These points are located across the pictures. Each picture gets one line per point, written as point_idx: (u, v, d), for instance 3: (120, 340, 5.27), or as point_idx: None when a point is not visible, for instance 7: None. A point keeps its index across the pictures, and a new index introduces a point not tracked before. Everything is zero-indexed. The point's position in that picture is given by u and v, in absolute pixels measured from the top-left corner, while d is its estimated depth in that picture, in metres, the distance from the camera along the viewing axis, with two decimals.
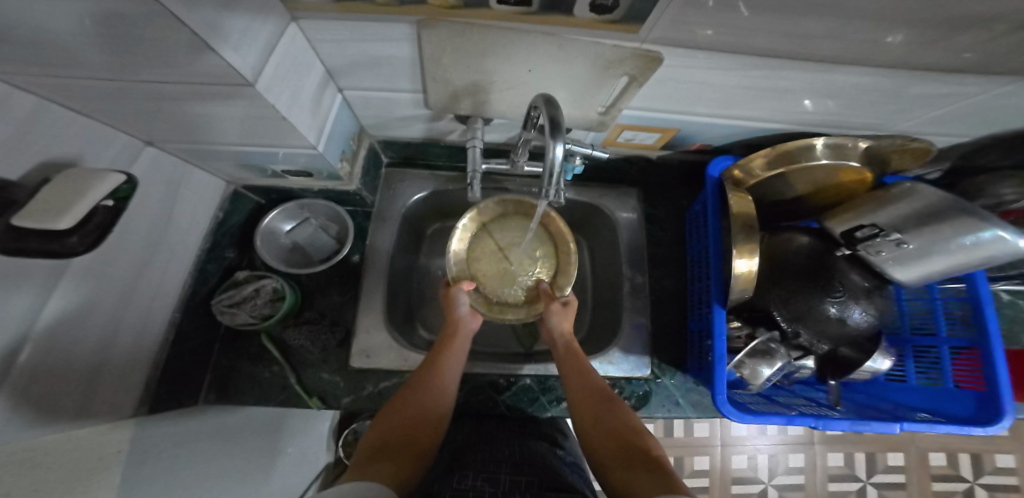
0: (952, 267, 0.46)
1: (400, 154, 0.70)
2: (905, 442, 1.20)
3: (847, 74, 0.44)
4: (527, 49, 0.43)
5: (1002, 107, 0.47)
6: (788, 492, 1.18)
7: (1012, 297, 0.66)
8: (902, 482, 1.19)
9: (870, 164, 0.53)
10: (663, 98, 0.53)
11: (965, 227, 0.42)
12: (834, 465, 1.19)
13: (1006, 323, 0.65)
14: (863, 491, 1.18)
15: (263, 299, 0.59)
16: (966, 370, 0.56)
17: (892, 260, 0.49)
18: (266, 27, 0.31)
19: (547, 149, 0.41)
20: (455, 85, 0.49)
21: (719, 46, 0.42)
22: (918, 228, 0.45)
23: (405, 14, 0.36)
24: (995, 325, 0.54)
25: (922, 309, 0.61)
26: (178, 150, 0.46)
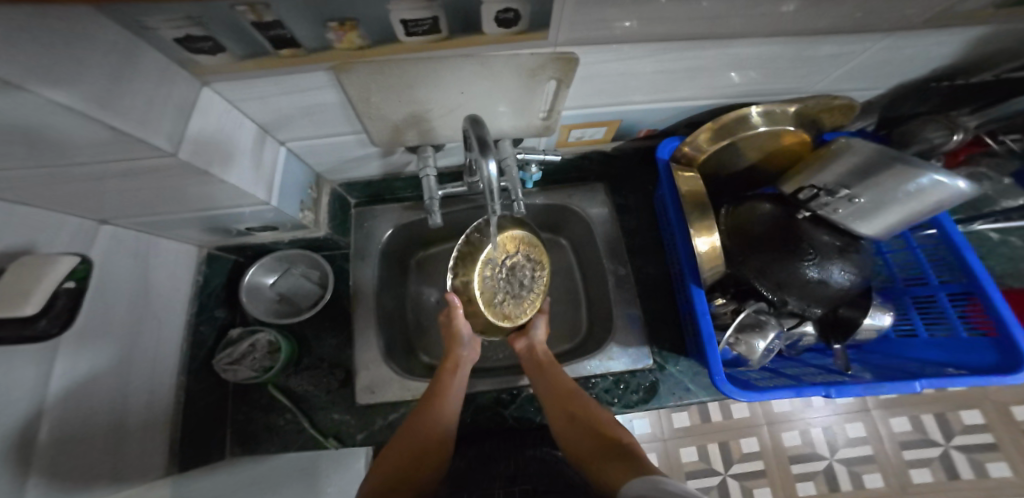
0: (910, 215, 0.45)
1: (367, 192, 0.72)
2: (977, 398, 1.13)
3: (751, 46, 0.44)
4: (454, 73, 0.45)
5: (934, 55, 0.47)
6: (858, 466, 1.11)
7: (1003, 236, 0.62)
8: (993, 443, 1.10)
9: (805, 127, 0.55)
10: (596, 93, 0.55)
11: (902, 173, 0.41)
12: (901, 431, 1.12)
13: (1008, 264, 0.60)
14: (947, 456, 1.09)
15: (261, 352, 0.62)
16: (975, 316, 0.48)
17: (852, 215, 0.48)
18: (174, 93, 0.33)
19: (481, 167, 0.42)
20: (393, 119, 0.51)
21: (627, 37, 0.43)
22: (864, 180, 0.44)
23: (318, 63, 0.37)
24: (982, 266, 0.47)
25: (909, 258, 0.56)
26: (134, 223, 0.48)
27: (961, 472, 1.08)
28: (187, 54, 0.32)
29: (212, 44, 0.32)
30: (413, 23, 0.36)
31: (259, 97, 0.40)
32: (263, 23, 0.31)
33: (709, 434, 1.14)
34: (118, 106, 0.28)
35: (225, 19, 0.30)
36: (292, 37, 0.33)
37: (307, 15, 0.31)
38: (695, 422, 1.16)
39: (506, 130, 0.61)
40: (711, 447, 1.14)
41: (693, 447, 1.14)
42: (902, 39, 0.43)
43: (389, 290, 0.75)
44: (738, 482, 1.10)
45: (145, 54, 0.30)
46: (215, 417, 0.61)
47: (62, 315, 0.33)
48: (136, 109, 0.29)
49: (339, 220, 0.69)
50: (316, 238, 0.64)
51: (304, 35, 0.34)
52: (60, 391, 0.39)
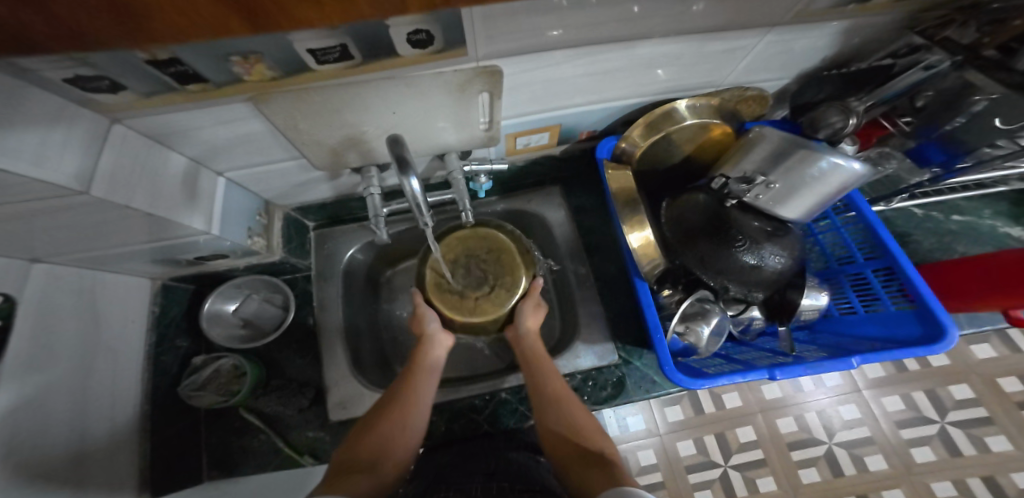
0: (823, 197, 0.47)
1: (325, 214, 0.73)
2: (964, 371, 1.13)
3: (654, 46, 0.46)
4: (380, 95, 0.47)
5: (830, 46, 0.49)
6: (857, 448, 1.10)
7: (925, 211, 0.65)
8: (986, 416, 1.10)
9: (729, 119, 0.57)
10: (527, 101, 0.57)
11: (805, 159, 0.44)
12: (895, 410, 1.12)
13: (937, 238, 0.63)
14: (944, 433, 1.09)
15: (226, 377, 0.64)
16: (897, 289, 0.50)
17: (772, 201, 0.50)
18: (77, 132, 0.34)
19: (405, 185, 0.43)
20: (330, 143, 0.52)
21: (530, 48, 0.45)
22: (776, 167, 0.47)
23: (232, 95, 0.39)
24: (894, 242, 0.49)
25: (836, 238, 0.58)
26: (72, 260, 0.49)
27: (964, 448, 1.07)
28: (84, 94, 0.33)
29: (109, 83, 0.33)
30: (322, 51, 0.38)
31: (182, 130, 0.42)
32: (158, 61, 0.32)
33: (704, 426, 1.15)
34: (7, 149, 0.28)
35: (116, 62, 0.31)
36: (196, 73, 0.35)
37: (207, 51, 0.33)
38: (688, 415, 1.16)
39: (454, 142, 0.63)
40: (708, 439, 1.13)
41: (689, 440, 1.14)
42: (783, 33, 0.45)
43: (358, 308, 0.76)
44: (740, 473, 1.10)
45: (31, 94, 0.31)
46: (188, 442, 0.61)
47: None
48: (27, 151, 0.29)
49: (298, 243, 0.71)
50: (273, 262, 0.66)
51: (209, 71, 0.35)
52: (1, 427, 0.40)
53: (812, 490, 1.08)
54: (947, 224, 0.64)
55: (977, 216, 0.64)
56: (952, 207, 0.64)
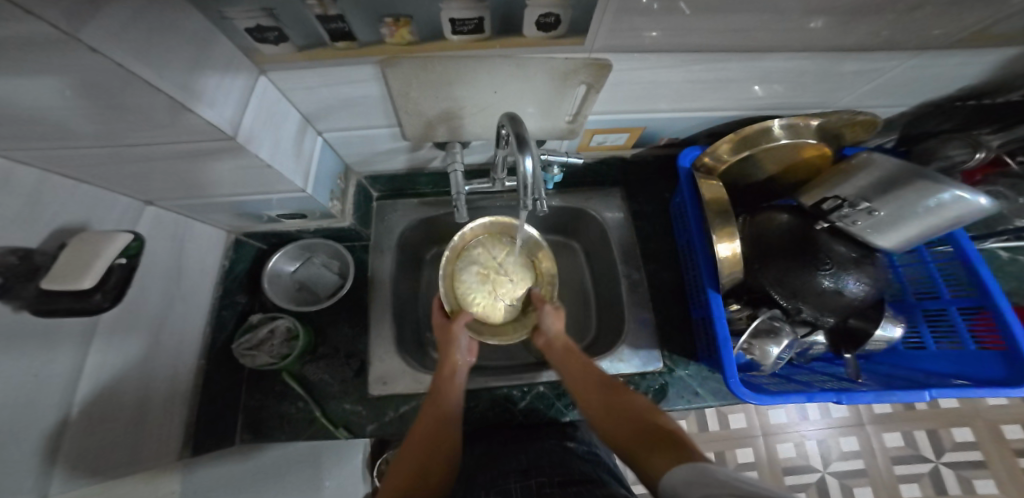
0: (929, 226, 0.47)
1: (390, 185, 0.71)
2: (969, 416, 1.14)
3: (781, 60, 0.46)
4: (490, 73, 0.45)
5: (929, 78, 0.51)
6: (849, 479, 1.11)
7: (1011, 254, 0.65)
8: (980, 460, 1.11)
9: (827, 141, 0.57)
10: (625, 99, 0.56)
11: (926, 190, 0.44)
12: (894, 446, 1.13)
13: (1017, 282, 0.64)
14: (936, 472, 1.10)
15: (279, 340, 0.59)
16: (982, 330, 0.50)
17: (869, 228, 0.50)
18: (239, 81, 0.35)
19: (519, 163, 0.43)
20: (427, 115, 0.51)
21: (663, 46, 0.44)
22: (885, 195, 0.47)
23: (367, 56, 0.39)
24: (995, 283, 0.49)
25: (920, 272, 0.58)
26: (177, 206, 0.48)
27: (949, 488, 1.09)
28: (253, 44, 0.35)
29: (278, 34, 0.34)
30: (460, 21, 0.37)
31: (309, 87, 0.41)
32: (327, 17, 0.33)
33: (707, 443, 1.15)
34: (180, 81, 0.28)
35: (295, 11, 0.33)
36: (349, 29, 0.36)
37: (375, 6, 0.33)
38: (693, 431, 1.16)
39: (531, 130, 0.61)
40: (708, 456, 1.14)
41: None
42: (930, 58, 0.47)
43: (408, 286, 0.74)
44: None
45: (218, 41, 0.33)
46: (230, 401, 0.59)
47: (115, 289, 0.33)
48: (178, 76, 0.28)
49: (364, 211, 0.69)
50: (342, 228, 0.64)
51: (361, 30, 0.36)
52: (99, 354, 0.39)
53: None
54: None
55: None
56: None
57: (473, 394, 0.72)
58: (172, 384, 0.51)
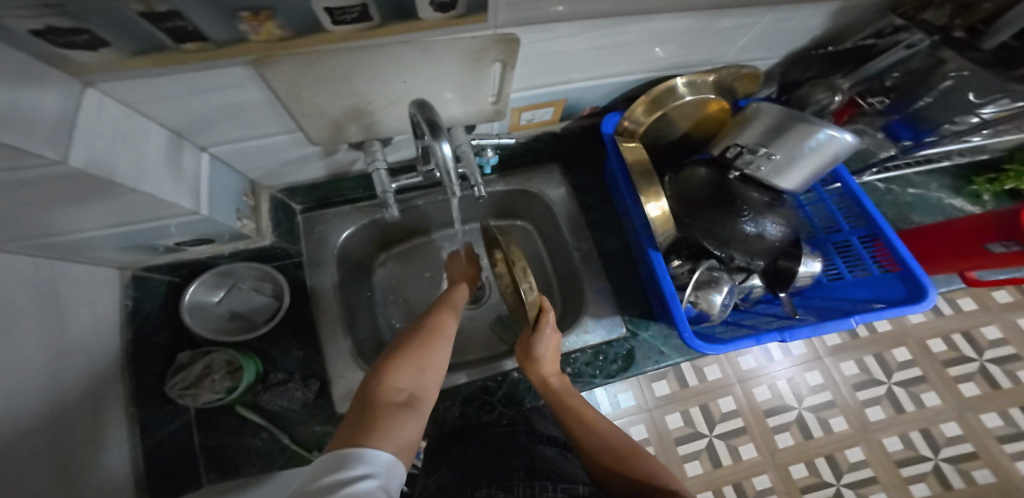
0: (819, 166, 0.50)
1: (314, 195, 0.66)
2: (900, 336, 1.22)
3: (668, 20, 0.47)
4: (396, 61, 0.41)
5: (799, 28, 0.53)
6: (822, 412, 1.17)
7: (886, 185, 0.71)
8: (920, 375, 1.18)
9: (722, 95, 0.59)
10: (540, 74, 0.53)
11: (806, 131, 0.46)
12: (851, 374, 1.20)
13: (895, 209, 0.69)
14: (891, 394, 1.17)
15: (220, 373, 0.54)
16: (880, 255, 0.54)
17: (771, 172, 0.53)
18: (49, 98, 0.30)
19: (435, 151, 0.40)
20: (332, 114, 0.47)
21: (573, 16, 0.43)
22: (775, 140, 0.49)
23: (231, 57, 0.35)
24: (877, 210, 0.54)
25: (822, 210, 0.62)
26: (27, 248, 0.43)
27: (905, 406, 1.16)
28: (58, 50, 0.30)
29: (88, 37, 0.29)
30: (339, 10, 0.34)
31: (176, 97, 0.38)
32: (156, 14, 0.29)
33: (689, 398, 1.21)
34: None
35: (106, 11, 0.28)
36: (195, 29, 0.31)
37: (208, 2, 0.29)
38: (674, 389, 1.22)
39: (459, 116, 0.55)
40: (693, 410, 1.20)
41: (676, 413, 1.20)
42: (781, 13, 0.48)
43: (355, 298, 0.70)
44: (724, 442, 1.16)
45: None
46: (183, 446, 0.54)
47: None
48: None
49: (286, 226, 0.65)
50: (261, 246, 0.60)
51: (209, 27, 0.32)
52: None
53: (786, 453, 1.15)
54: (904, 197, 0.70)
55: (926, 190, 0.71)
56: (898, 183, 0.71)
57: (448, 393, 0.72)
58: (87, 441, 0.46)
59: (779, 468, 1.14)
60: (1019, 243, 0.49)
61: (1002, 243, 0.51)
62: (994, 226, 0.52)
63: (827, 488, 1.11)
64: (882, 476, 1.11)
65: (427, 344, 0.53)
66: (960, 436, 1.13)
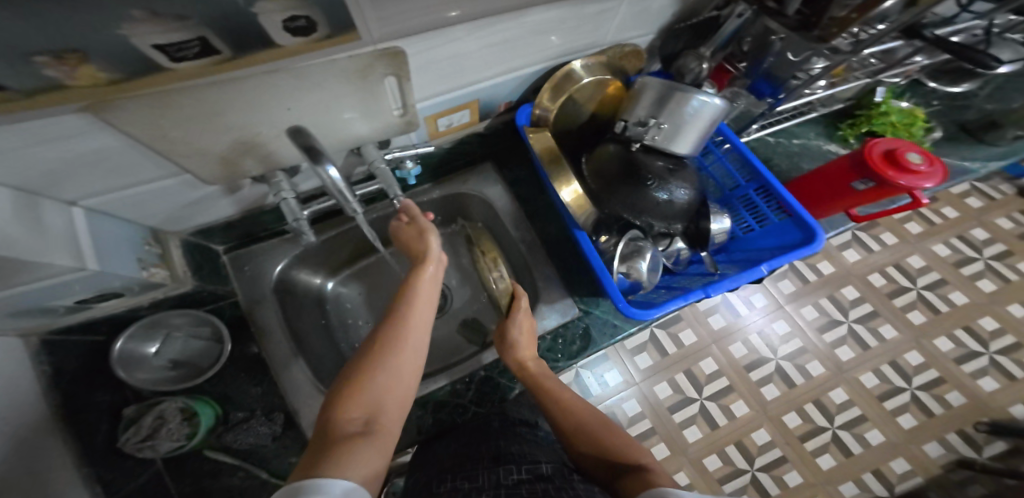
0: (702, 131, 0.54)
1: (235, 233, 0.63)
2: (843, 277, 1.28)
3: (542, 12, 0.47)
4: (266, 90, 0.37)
5: (661, 10, 0.55)
6: (799, 358, 1.20)
7: (776, 138, 0.76)
8: (873, 310, 1.24)
9: (616, 76, 0.62)
10: (440, 79, 0.51)
11: (682, 99, 0.51)
12: (813, 318, 1.24)
13: (786, 159, 0.74)
14: (853, 331, 1.22)
15: (175, 421, 0.51)
16: (773, 203, 0.56)
17: (666, 140, 0.54)
18: None
19: (323, 176, 0.36)
20: (217, 151, 0.42)
21: (472, 16, 0.42)
22: (661, 110, 0.53)
23: (57, 105, 0.29)
24: (761, 162, 0.56)
25: (721, 169, 0.65)
26: None
27: (868, 340, 1.21)
28: None
29: None
30: (175, 44, 0.29)
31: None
32: None
33: (674, 365, 1.21)
34: None
35: None
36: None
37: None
38: (656, 359, 1.22)
39: (369, 134, 0.50)
40: (679, 377, 1.20)
41: (664, 382, 1.20)
42: None
43: (305, 327, 0.68)
44: (715, 403, 1.17)
45: None
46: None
47: None
48: None
49: (208, 270, 0.61)
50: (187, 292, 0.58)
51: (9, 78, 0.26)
52: None
53: (777, 405, 1.17)
54: (789, 147, 0.76)
55: (806, 139, 0.76)
56: (782, 136, 0.76)
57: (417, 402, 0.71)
58: None
59: (774, 421, 1.15)
60: (874, 179, 0.50)
61: (861, 182, 0.52)
62: (851, 167, 0.53)
63: (824, 433, 1.14)
64: (870, 413, 1.15)
65: (380, 354, 0.45)
66: (924, 363, 1.19)
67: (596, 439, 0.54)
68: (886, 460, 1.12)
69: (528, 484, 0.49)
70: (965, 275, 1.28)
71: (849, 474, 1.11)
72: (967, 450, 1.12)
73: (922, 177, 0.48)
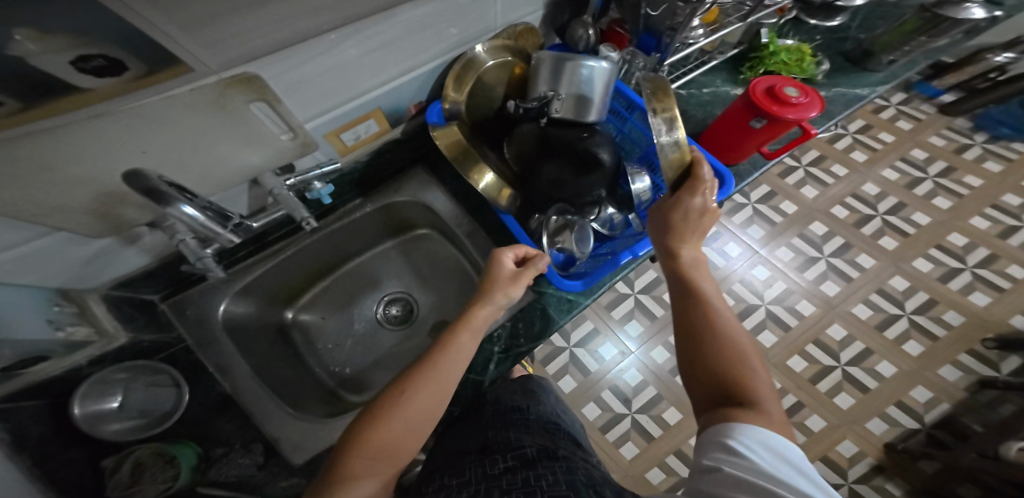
0: (602, 94, 0.54)
1: (168, 277, 0.59)
2: (807, 213, 1.33)
3: (414, 8, 0.45)
4: (104, 134, 0.34)
5: None
6: (789, 299, 1.21)
7: (688, 90, 0.73)
8: (845, 243, 1.29)
9: (517, 55, 0.61)
10: (323, 96, 0.48)
11: (574, 68, 0.51)
12: (787, 258, 1.27)
13: (705, 107, 0.72)
14: (831, 265, 1.26)
15: (158, 466, 0.46)
16: None
17: (568, 111, 0.54)
18: None
19: (178, 217, 0.36)
20: (80, 204, 0.38)
21: (342, 21, 0.41)
22: (558, 82, 0.53)
23: None
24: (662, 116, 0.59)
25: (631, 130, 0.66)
26: None
27: (847, 271, 1.24)
28: None
29: None
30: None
31: None
32: None
33: (663, 330, 1.19)
34: None
35: None
36: None
37: None
38: (646, 325, 1.20)
39: (260, 164, 0.48)
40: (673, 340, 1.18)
41: (660, 348, 1.17)
42: None
43: (271, 356, 0.65)
44: None
45: None
46: None
47: None
48: None
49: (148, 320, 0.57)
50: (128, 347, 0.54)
51: None
52: None
53: (777, 351, 1.16)
54: (702, 96, 0.73)
55: (715, 87, 0.74)
56: (699, 84, 0.74)
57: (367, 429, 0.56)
58: None
59: (780, 366, 1.14)
60: (765, 116, 0.49)
61: (756, 120, 0.51)
62: (743, 110, 0.52)
63: (834, 371, 1.13)
64: (873, 345, 1.16)
65: (421, 395, 0.42)
66: (910, 286, 1.22)
67: (729, 354, 0.40)
68: (906, 390, 1.11)
69: (513, 473, 0.46)
70: (919, 195, 1.36)
71: (874, 409, 1.10)
72: (984, 369, 1.12)
73: (805, 106, 0.48)
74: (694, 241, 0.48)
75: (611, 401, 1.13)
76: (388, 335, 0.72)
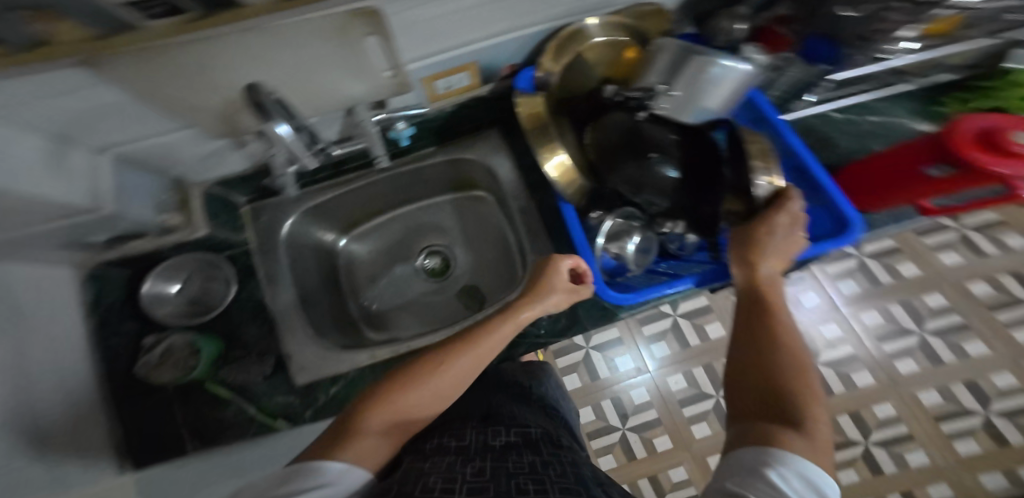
0: (726, 98, 0.46)
1: (257, 184, 0.63)
2: (937, 278, 1.17)
3: None
4: (238, 49, 0.34)
5: None
6: (846, 364, 1.12)
7: (846, 115, 0.68)
8: (963, 322, 1.13)
9: (633, 36, 0.56)
10: (427, 40, 0.46)
11: (700, 64, 0.43)
12: (874, 323, 1.15)
13: (850, 136, 0.63)
14: (926, 343, 1.12)
15: (181, 353, 0.51)
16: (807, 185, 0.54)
17: (674, 111, 0.49)
18: None
19: (269, 132, 0.36)
20: (211, 106, 0.40)
21: None
22: (676, 76, 0.46)
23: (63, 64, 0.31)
24: (795, 139, 0.54)
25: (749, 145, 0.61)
26: None
27: (942, 354, 1.11)
28: None
29: None
30: (142, 4, 0.28)
31: (6, 109, 0.32)
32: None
33: (694, 358, 1.14)
34: None
35: None
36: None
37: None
38: (675, 351, 1.15)
39: (360, 97, 0.47)
40: (697, 372, 1.13)
41: (679, 375, 1.13)
42: None
43: (320, 282, 0.66)
44: None
45: None
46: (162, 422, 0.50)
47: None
48: None
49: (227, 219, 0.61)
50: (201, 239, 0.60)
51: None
52: None
53: None
54: (862, 123, 0.67)
55: (887, 115, 0.67)
56: (854, 111, 0.67)
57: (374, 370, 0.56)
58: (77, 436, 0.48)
59: None
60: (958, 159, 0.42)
61: (943, 164, 0.45)
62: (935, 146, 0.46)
63: (854, 447, 1.07)
64: (922, 436, 1.06)
65: (433, 378, 0.40)
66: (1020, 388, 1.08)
67: (780, 362, 0.34)
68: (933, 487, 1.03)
69: (515, 451, 0.44)
70: None
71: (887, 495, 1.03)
72: None
73: None
74: (779, 256, 0.42)
75: (609, 411, 1.11)
76: (418, 283, 0.72)
